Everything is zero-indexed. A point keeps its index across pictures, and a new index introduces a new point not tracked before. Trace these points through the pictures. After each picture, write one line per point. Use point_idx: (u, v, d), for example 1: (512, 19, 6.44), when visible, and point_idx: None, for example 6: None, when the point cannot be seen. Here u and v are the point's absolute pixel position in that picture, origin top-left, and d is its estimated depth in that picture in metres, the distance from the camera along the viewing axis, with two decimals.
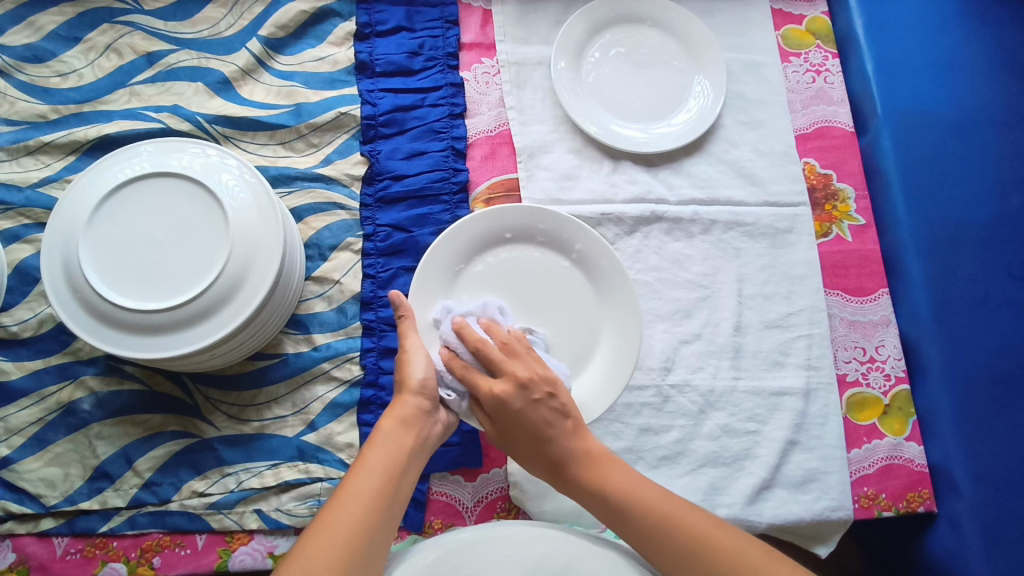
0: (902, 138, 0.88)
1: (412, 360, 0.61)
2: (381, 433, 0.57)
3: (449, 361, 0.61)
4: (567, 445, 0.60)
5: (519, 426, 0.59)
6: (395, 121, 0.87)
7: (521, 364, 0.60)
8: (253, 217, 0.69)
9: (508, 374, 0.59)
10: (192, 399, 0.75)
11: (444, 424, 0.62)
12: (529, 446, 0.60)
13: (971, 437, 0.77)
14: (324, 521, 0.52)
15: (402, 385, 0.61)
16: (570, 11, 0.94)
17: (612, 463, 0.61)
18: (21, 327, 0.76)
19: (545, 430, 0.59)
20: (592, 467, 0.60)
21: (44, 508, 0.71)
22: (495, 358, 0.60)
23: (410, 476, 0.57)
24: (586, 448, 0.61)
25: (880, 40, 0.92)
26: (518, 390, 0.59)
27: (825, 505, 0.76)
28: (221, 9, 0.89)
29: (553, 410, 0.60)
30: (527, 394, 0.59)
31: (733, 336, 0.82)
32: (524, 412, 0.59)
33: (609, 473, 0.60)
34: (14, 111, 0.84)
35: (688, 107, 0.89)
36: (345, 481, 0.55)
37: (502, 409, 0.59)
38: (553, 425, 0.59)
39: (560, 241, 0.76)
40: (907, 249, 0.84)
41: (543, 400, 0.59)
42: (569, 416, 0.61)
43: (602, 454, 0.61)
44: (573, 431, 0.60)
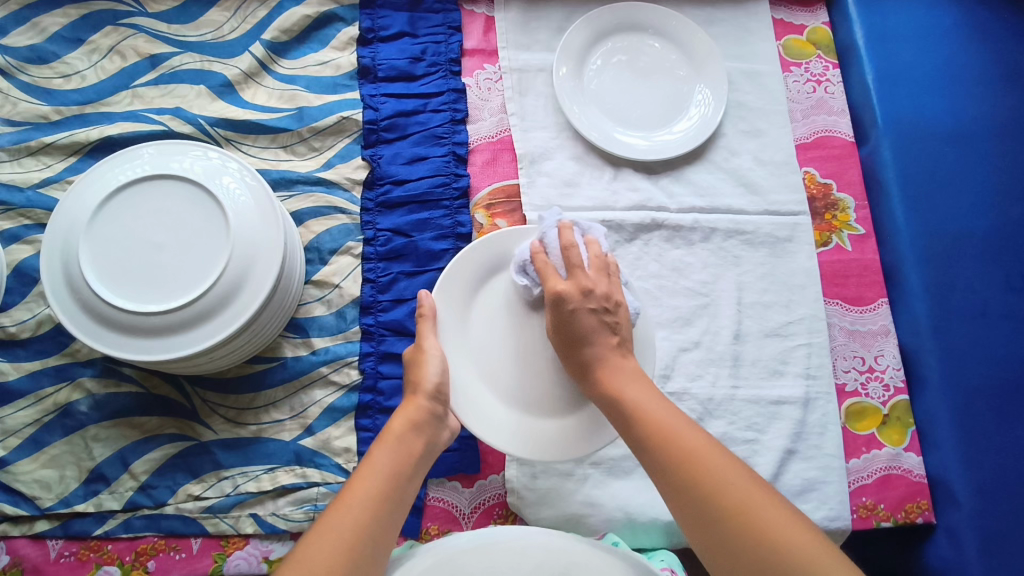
0: (902, 149, 0.88)
1: (427, 363, 0.64)
2: (392, 434, 0.59)
3: (535, 254, 0.67)
4: (602, 355, 0.62)
5: (565, 325, 0.63)
6: (397, 126, 0.87)
7: (596, 277, 0.64)
8: (255, 221, 0.70)
9: (579, 280, 0.63)
10: (189, 402, 0.75)
11: (450, 431, 0.65)
12: (569, 345, 0.63)
13: (971, 448, 0.76)
14: (327, 520, 0.52)
15: (415, 387, 0.63)
16: (572, 18, 0.94)
17: (639, 381, 0.60)
18: (19, 328, 0.75)
19: (587, 335, 0.62)
20: (616, 377, 0.60)
21: (39, 510, 0.71)
22: (575, 263, 0.64)
23: (415, 479, 0.58)
24: (622, 363, 0.61)
25: (881, 51, 0.93)
26: (580, 293, 0.62)
27: (823, 515, 0.76)
28: (225, 13, 0.90)
29: (603, 322, 0.62)
30: (584, 300, 0.62)
31: (732, 344, 0.82)
32: (576, 314, 0.62)
33: (628, 386, 0.59)
34: (16, 111, 0.84)
35: (689, 115, 0.90)
36: (352, 480, 0.55)
37: (560, 307, 0.63)
38: (600, 335, 0.62)
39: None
40: (907, 259, 0.84)
41: (599, 311, 0.63)
42: (615, 334, 0.63)
43: (634, 375, 0.60)
44: (615, 347, 0.62)
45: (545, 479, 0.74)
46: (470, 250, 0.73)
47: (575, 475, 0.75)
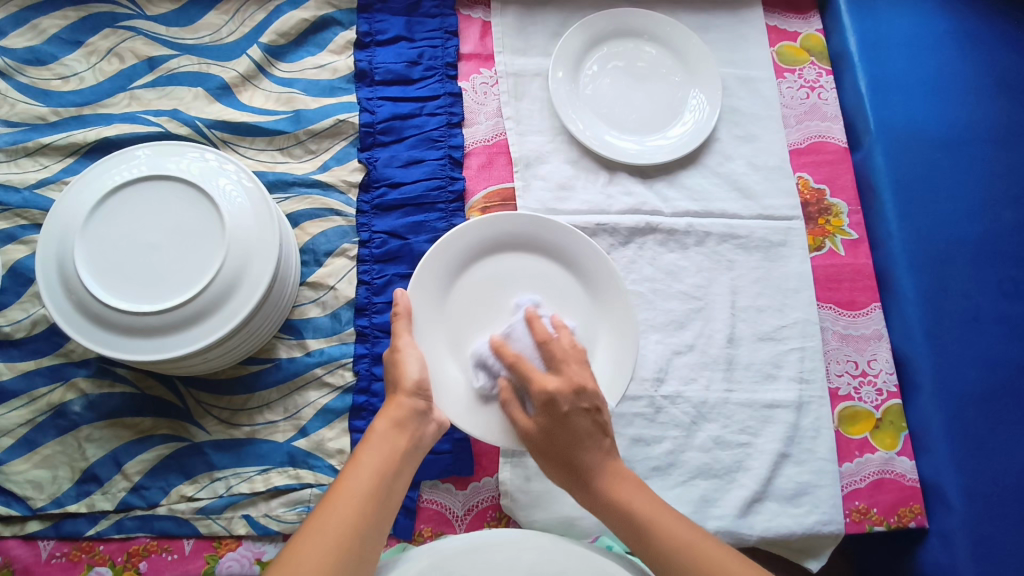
0: (894, 155, 0.89)
1: (405, 360, 0.63)
2: (375, 434, 0.58)
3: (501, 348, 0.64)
4: (600, 461, 0.60)
5: (559, 430, 0.60)
6: (393, 129, 0.87)
7: (578, 369, 0.62)
8: (250, 222, 0.70)
9: (564, 376, 0.61)
10: (183, 403, 0.75)
11: (438, 425, 0.63)
12: (568, 449, 0.60)
13: (964, 452, 0.77)
14: (311, 526, 0.51)
15: (396, 386, 0.62)
16: (568, 23, 0.95)
17: (640, 487, 0.59)
18: (14, 327, 0.75)
19: (585, 438, 0.60)
20: (620, 484, 0.59)
21: (31, 510, 0.71)
22: (557, 359, 0.63)
23: (403, 477, 0.58)
24: (616, 466, 0.60)
25: (873, 58, 0.94)
26: (570, 394, 0.60)
27: (816, 519, 0.76)
28: (223, 17, 0.90)
29: (595, 423, 0.60)
30: (576, 400, 0.60)
31: (725, 348, 0.82)
32: (569, 417, 0.60)
33: (634, 494, 0.58)
34: (14, 113, 0.84)
35: (683, 120, 0.90)
36: (339, 481, 0.55)
37: (552, 409, 0.60)
38: (596, 439, 0.60)
39: (557, 249, 0.76)
40: (899, 263, 0.85)
41: (590, 412, 0.60)
42: (607, 436, 0.61)
43: (633, 480, 0.60)
44: (608, 450, 0.60)
45: (539, 482, 0.74)
46: (448, 238, 0.72)
47: None
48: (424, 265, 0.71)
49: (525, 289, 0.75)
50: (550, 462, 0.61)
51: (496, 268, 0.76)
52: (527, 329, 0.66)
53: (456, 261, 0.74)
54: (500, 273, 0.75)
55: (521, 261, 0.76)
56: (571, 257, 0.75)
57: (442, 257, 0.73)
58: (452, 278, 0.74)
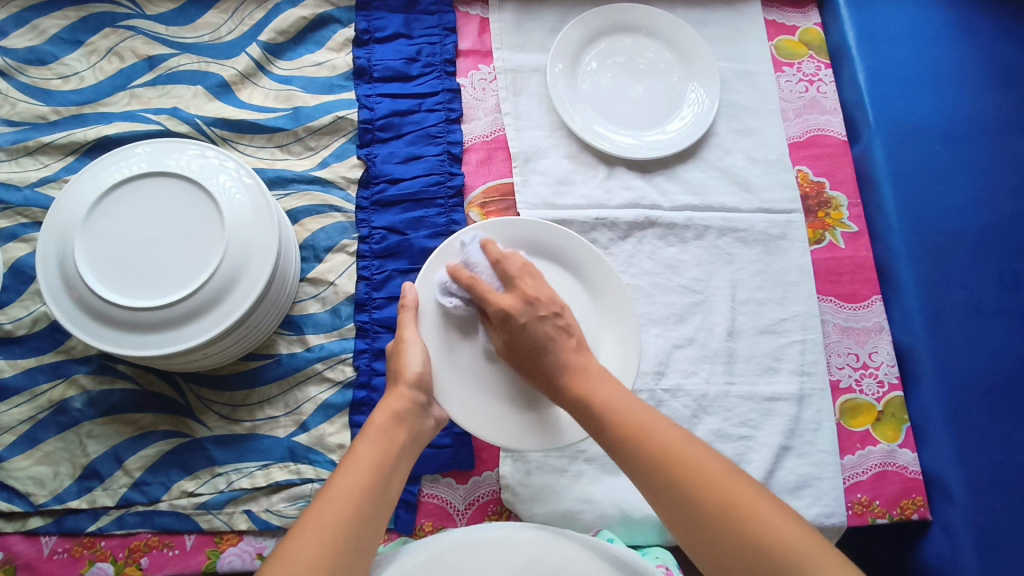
0: (893, 147, 0.89)
1: (407, 354, 0.64)
2: (373, 428, 0.59)
3: (456, 272, 0.65)
4: (559, 359, 0.61)
5: (518, 338, 0.62)
6: (392, 125, 0.88)
7: (534, 284, 0.64)
8: (250, 217, 0.70)
9: (518, 291, 0.63)
10: (184, 398, 0.75)
11: (436, 419, 0.65)
12: (525, 356, 0.62)
13: (967, 444, 0.77)
14: (308, 518, 0.51)
15: (397, 376, 0.63)
16: (566, 19, 0.95)
17: (602, 377, 0.60)
18: (15, 325, 0.76)
19: (545, 342, 0.61)
20: (582, 382, 0.60)
21: (33, 506, 0.71)
22: (511, 275, 0.64)
23: (399, 472, 0.58)
24: (583, 364, 0.61)
25: (872, 51, 0.94)
26: (524, 305, 0.62)
27: (818, 511, 0.76)
28: (222, 15, 0.91)
29: (556, 327, 0.62)
30: (533, 309, 0.62)
31: (726, 341, 0.82)
32: (526, 325, 0.61)
33: (597, 386, 0.59)
34: (14, 112, 0.84)
35: (682, 114, 0.91)
36: (336, 474, 0.55)
37: (508, 321, 0.62)
38: (556, 341, 0.62)
39: (561, 254, 0.74)
40: (899, 255, 0.84)
41: (549, 318, 0.62)
42: (572, 335, 0.63)
43: (596, 371, 0.61)
44: (575, 347, 0.62)
45: (540, 476, 0.74)
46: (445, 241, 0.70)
47: (569, 471, 0.75)
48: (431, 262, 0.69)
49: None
50: (519, 368, 0.63)
51: None
52: (482, 253, 0.66)
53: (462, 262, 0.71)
54: None
55: None
56: (574, 263, 0.74)
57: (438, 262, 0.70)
58: None
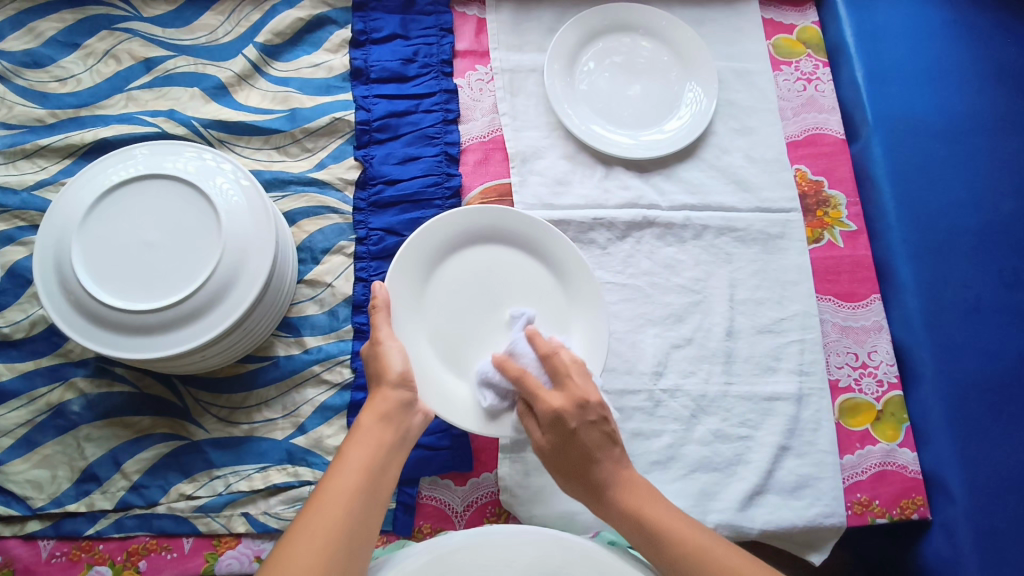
0: (892, 145, 0.88)
1: (387, 354, 0.62)
2: (360, 430, 0.58)
3: (504, 363, 0.64)
4: (609, 471, 0.59)
5: (570, 445, 0.59)
6: (389, 126, 0.87)
7: (582, 381, 0.62)
8: (245, 219, 0.70)
9: (570, 391, 0.61)
10: (182, 401, 0.75)
11: (424, 415, 0.63)
12: (577, 467, 0.60)
13: (967, 443, 0.76)
14: (298, 527, 0.51)
15: (380, 378, 0.62)
16: (563, 19, 0.95)
17: (649, 493, 0.60)
18: (13, 328, 0.76)
19: (594, 452, 0.59)
20: (630, 494, 0.59)
21: (31, 510, 0.71)
22: (561, 372, 0.62)
23: (389, 473, 0.57)
24: (629, 476, 0.60)
25: (870, 50, 0.93)
26: (576, 408, 0.60)
27: (818, 511, 0.76)
28: (219, 17, 0.91)
29: (604, 434, 0.60)
30: (584, 413, 0.60)
31: (725, 341, 0.82)
32: (578, 432, 0.59)
33: (644, 504, 0.58)
34: (12, 115, 0.84)
35: (680, 114, 0.90)
36: (325, 480, 0.54)
37: (559, 426, 0.59)
38: (603, 450, 0.60)
39: (532, 242, 0.77)
40: (898, 254, 0.84)
41: (599, 423, 0.60)
42: (616, 444, 0.61)
43: (644, 486, 0.60)
44: (618, 459, 0.60)
45: (538, 477, 0.74)
46: (420, 234, 0.73)
47: None
48: (401, 258, 0.71)
49: (504, 285, 0.76)
50: (566, 479, 0.61)
51: (468, 262, 0.76)
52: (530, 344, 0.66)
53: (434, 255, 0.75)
54: (473, 264, 0.76)
55: (494, 253, 0.77)
56: (545, 251, 0.76)
57: (414, 256, 0.73)
58: (428, 272, 0.75)
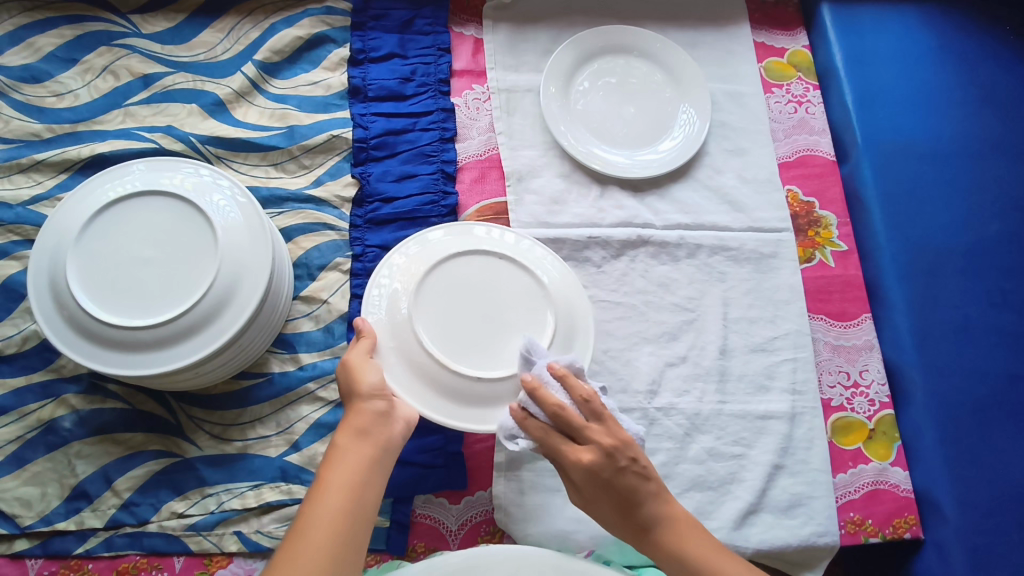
0: (881, 167, 0.90)
1: (367, 370, 0.62)
2: (338, 450, 0.57)
3: (524, 421, 0.60)
4: (655, 509, 0.59)
5: (609, 494, 0.58)
6: (386, 144, 0.88)
7: (602, 428, 0.58)
8: (242, 235, 0.70)
9: (592, 444, 0.58)
10: (175, 418, 0.75)
11: (406, 423, 0.62)
12: (617, 511, 0.59)
13: (957, 462, 0.77)
14: (284, 553, 0.51)
15: (354, 391, 0.61)
16: (559, 41, 0.96)
17: (693, 526, 0.59)
18: (5, 343, 0.75)
19: (637, 497, 0.58)
20: (676, 535, 0.58)
21: (19, 529, 0.70)
22: (576, 427, 0.58)
23: (375, 483, 0.56)
24: (671, 513, 0.59)
25: (859, 74, 0.95)
26: (607, 458, 0.57)
27: (811, 530, 0.76)
28: (218, 35, 0.91)
29: (638, 474, 0.58)
30: (612, 462, 0.57)
31: (719, 359, 0.82)
32: (613, 481, 0.57)
33: (691, 541, 0.58)
34: (9, 129, 0.84)
35: (673, 134, 0.92)
36: (307, 503, 0.54)
37: (593, 479, 0.58)
38: (641, 492, 0.58)
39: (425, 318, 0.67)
40: (889, 274, 0.85)
41: (630, 467, 0.58)
42: (650, 480, 0.59)
43: (690, 524, 0.59)
44: (657, 494, 0.59)
45: (533, 496, 0.74)
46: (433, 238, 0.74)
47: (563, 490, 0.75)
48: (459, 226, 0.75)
49: (465, 309, 0.68)
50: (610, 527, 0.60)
51: (455, 275, 0.69)
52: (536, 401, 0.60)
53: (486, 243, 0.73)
54: (456, 279, 0.69)
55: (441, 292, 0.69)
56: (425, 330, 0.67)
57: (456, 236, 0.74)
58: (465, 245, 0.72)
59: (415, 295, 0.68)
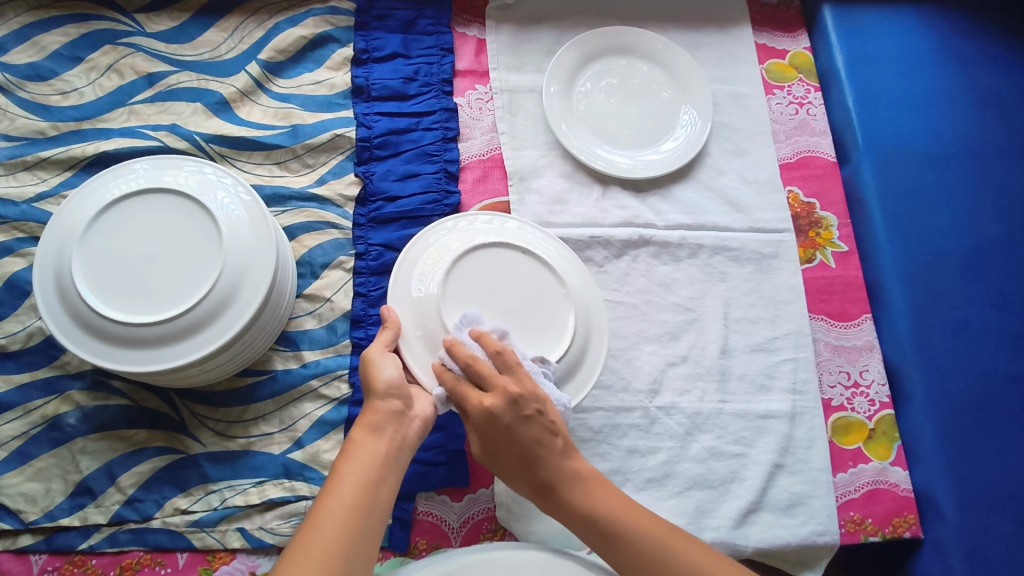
0: (881, 169, 0.90)
1: (383, 366, 0.61)
2: (353, 445, 0.57)
3: (440, 373, 0.61)
4: (558, 465, 0.59)
5: (510, 442, 0.58)
6: (390, 143, 0.89)
7: (512, 377, 0.59)
8: (247, 233, 0.71)
9: (498, 391, 0.58)
10: (179, 414, 0.75)
11: (423, 421, 0.62)
12: (520, 465, 0.59)
13: (955, 461, 0.77)
14: (294, 546, 0.51)
15: (372, 389, 0.61)
16: (561, 41, 0.97)
17: (604, 486, 0.60)
18: (9, 340, 0.75)
19: (536, 449, 0.58)
20: (591, 494, 0.59)
21: (23, 524, 0.70)
22: (486, 375, 0.59)
23: (387, 482, 0.57)
24: (577, 469, 0.60)
25: (860, 75, 0.96)
26: (508, 406, 0.58)
27: (811, 529, 0.76)
28: (222, 34, 0.92)
29: (543, 427, 0.59)
30: (516, 409, 0.58)
31: (719, 359, 0.83)
32: (513, 428, 0.58)
33: (600, 499, 0.59)
34: (14, 127, 0.85)
35: (675, 135, 0.92)
36: (321, 499, 0.54)
37: (492, 425, 0.58)
38: (543, 444, 0.59)
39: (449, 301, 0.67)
40: (889, 275, 0.86)
41: (535, 418, 0.58)
42: (558, 436, 0.60)
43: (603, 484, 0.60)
44: (563, 449, 0.60)
45: None
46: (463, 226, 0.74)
47: None
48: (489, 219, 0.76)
49: (489, 300, 0.68)
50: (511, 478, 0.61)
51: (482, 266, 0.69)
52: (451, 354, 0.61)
53: (510, 236, 0.73)
54: (482, 269, 0.69)
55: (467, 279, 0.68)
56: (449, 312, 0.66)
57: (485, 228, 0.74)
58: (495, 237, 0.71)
59: (438, 283, 0.68)
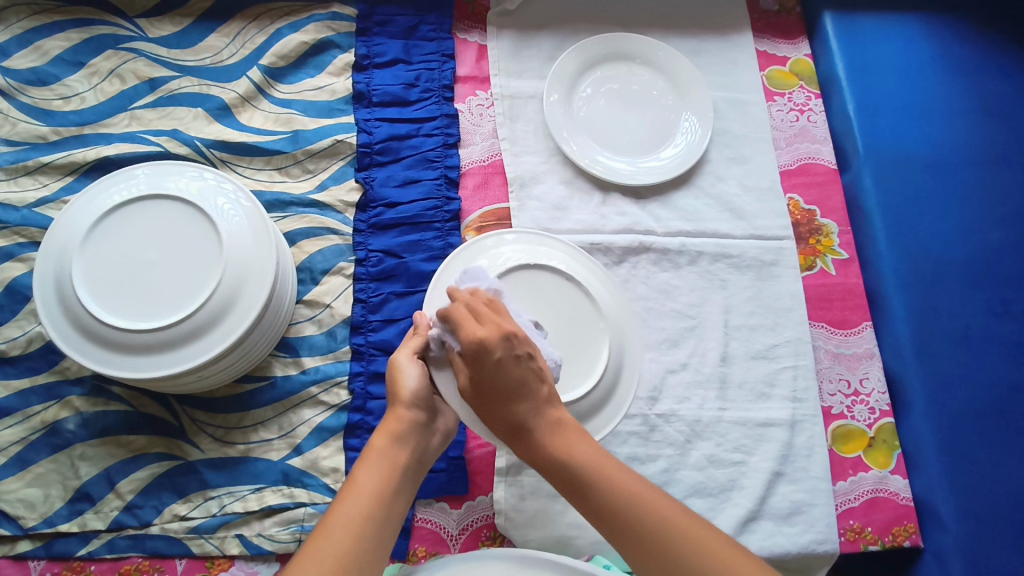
0: (882, 176, 0.90)
1: (407, 371, 0.61)
2: (373, 452, 0.57)
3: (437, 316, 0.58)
4: (537, 411, 0.54)
5: (494, 379, 0.53)
6: (390, 149, 0.89)
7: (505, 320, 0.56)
8: (247, 239, 0.71)
9: (491, 327, 0.54)
10: (179, 421, 0.75)
11: (441, 435, 0.63)
12: (496, 402, 0.54)
13: (955, 470, 0.77)
14: (306, 551, 0.50)
15: (395, 397, 0.60)
16: (563, 48, 0.97)
17: (583, 436, 0.54)
18: (9, 345, 0.76)
19: (520, 388, 0.53)
20: (571, 441, 0.53)
21: (22, 530, 0.70)
22: (480, 312, 0.56)
23: (403, 495, 0.57)
24: (558, 418, 0.54)
25: (861, 83, 0.96)
26: (501, 339, 0.53)
27: (811, 538, 0.76)
28: (224, 40, 0.92)
29: (531, 369, 0.54)
30: (509, 346, 0.53)
31: (719, 366, 0.83)
32: (501, 365, 0.53)
33: (576, 446, 0.53)
34: (15, 132, 0.85)
35: (675, 141, 0.92)
36: (335, 505, 0.54)
37: (481, 360, 0.53)
38: (529, 387, 0.54)
39: None
40: (889, 282, 0.86)
41: (525, 359, 0.54)
42: (545, 383, 0.55)
43: (585, 436, 0.54)
44: (548, 398, 0.54)
45: (534, 501, 0.74)
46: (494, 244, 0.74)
47: (564, 496, 0.75)
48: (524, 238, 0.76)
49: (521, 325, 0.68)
50: (490, 421, 0.55)
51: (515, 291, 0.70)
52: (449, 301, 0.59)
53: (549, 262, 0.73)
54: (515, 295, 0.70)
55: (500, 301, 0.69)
56: None
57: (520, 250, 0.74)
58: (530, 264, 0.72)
59: None
